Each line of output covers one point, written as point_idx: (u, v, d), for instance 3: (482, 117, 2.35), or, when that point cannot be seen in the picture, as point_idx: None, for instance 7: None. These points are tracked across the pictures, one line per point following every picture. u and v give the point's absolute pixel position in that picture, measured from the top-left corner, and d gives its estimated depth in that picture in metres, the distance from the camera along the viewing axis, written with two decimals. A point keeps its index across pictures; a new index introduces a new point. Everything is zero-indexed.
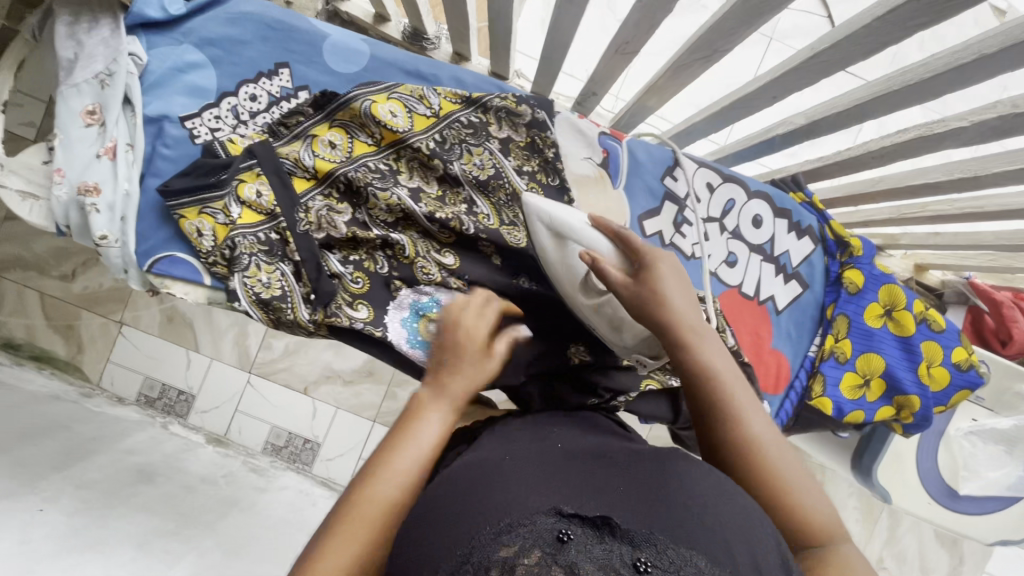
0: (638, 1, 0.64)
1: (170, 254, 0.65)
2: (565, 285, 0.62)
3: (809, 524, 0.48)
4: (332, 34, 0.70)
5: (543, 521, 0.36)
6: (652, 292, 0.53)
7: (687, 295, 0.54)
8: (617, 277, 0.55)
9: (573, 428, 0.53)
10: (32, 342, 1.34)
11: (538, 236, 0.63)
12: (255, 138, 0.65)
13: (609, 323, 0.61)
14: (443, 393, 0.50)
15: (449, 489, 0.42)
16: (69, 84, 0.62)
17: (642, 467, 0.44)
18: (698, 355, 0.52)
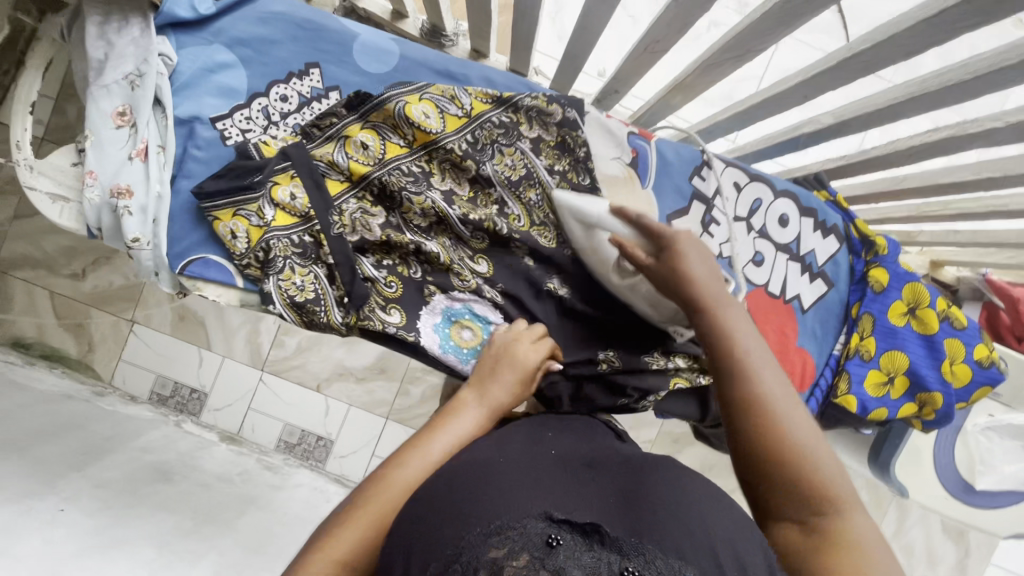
0: (674, 4, 0.64)
1: (203, 256, 0.65)
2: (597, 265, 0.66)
3: (817, 493, 0.46)
4: (362, 33, 0.70)
5: (531, 524, 0.37)
6: (674, 269, 0.56)
7: (711, 272, 0.56)
8: (641, 256, 0.58)
9: (570, 436, 0.56)
10: (42, 341, 1.34)
11: (570, 231, 0.66)
12: (288, 139, 0.65)
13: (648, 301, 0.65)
14: (482, 401, 0.58)
15: (446, 490, 0.44)
16: (99, 85, 0.61)
17: (634, 481, 0.46)
18: (715, 322, 0.53)
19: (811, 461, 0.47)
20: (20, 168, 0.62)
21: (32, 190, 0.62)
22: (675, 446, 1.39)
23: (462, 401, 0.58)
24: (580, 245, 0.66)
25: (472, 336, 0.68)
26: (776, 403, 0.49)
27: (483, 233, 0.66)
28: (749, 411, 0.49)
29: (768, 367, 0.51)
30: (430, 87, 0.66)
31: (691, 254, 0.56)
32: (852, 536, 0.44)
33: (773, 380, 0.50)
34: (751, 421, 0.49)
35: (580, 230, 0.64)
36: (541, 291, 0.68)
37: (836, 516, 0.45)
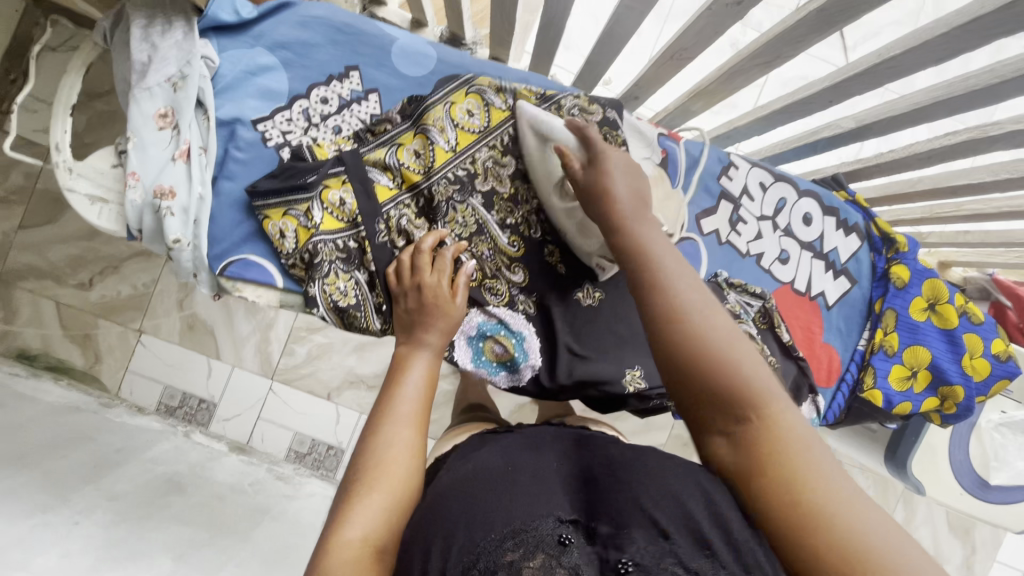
0: (707, 12, 0.67)
1: (244, 257, 0.66)
2: (542, 187, 0.67)
3: (736, 388, 0.43)
4: (400, 38, 0.72)
5: (544, 526, 0.38)
6: (597, 181, 0.55)
7: (632, 189, 0.54)
8: (574, 166, 0.58)
9: (569, 434, 0.57)
10: (47, 352, 1.31)
11: (526, 144, 0.66)
12: (341, 144, 0.68)
13: (579, 228, 0.66)
14: (418, 344, 0.59)
15: (457, 489, 0.45)
16: (142, 87, 0.61)
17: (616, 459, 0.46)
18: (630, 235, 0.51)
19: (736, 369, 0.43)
20: (59, 170, 0.62)
21: (72, 192, 0.63)
22: (687, 448, 1.39)
23: (400, 358, 0.59)
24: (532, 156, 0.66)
25: (506, 351, 0.70)
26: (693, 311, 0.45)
27: (521, 236, 0.70)
28: (669, 322, 0.45)
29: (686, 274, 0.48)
30: (476, 80, 0.70)
31: (615, 171, 0.56)
32: (783, 451, 0.40)
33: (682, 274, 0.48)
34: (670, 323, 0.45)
35: (535, 146, 0.65)
36: (571, 296, 0.72)
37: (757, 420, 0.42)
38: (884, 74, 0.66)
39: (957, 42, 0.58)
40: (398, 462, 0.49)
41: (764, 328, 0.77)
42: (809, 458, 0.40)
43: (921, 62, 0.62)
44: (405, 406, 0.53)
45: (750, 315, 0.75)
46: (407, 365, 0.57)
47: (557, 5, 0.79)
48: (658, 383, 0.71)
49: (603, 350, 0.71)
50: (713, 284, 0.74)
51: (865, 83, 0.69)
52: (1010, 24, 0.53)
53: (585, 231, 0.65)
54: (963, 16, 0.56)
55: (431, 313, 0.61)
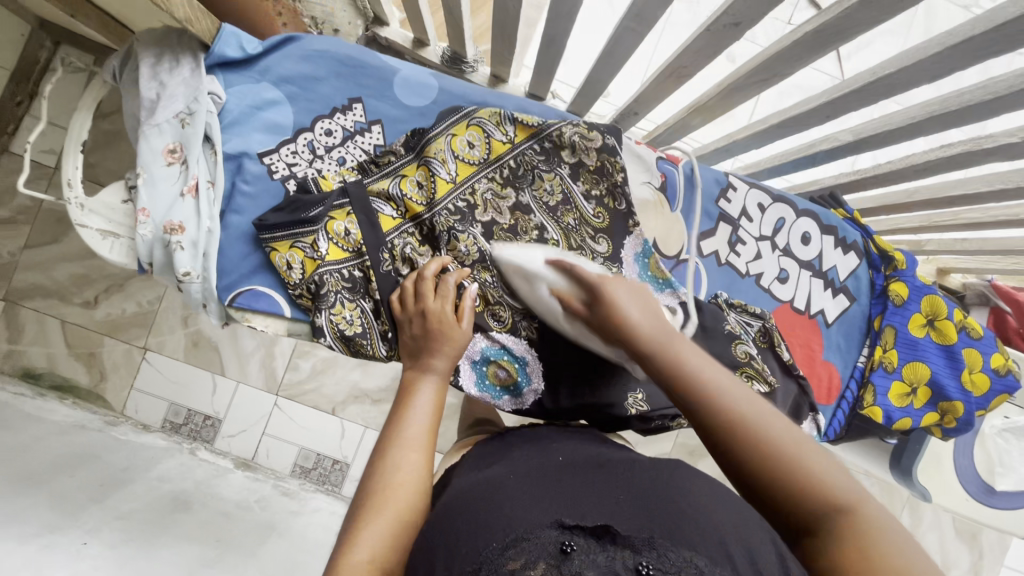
0: (703, 32, 0.68)
1: (252, 288, 0.67)
2: (548, 316, 0.63)
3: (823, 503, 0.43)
4: (401, 69, 0.74)
5: (545, 532, 0.39)
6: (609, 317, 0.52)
7: (650, 312, 0.53)
8: (577, 308, 0.56)
9: (572, 442, 0.59)
10: (53, 371, 1.31)
11: (516, 284, 0.63)
12: (345, 174, 0.69)
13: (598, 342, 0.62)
14: (425, 369, 0.60)
15: (460, 508, 0.47)
16: (151, 124, 0.63)
17: (626, 484, 0.46)
18: (663, 362, 0.49)
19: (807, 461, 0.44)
20: (71, 207, 0.63)
21: (84, 228, 0.64)
22: (691, 458, 1.40)
23: (408, 382, 0.60)
24: (524, 292, 0.63)
25: (509, 375, 0.71)
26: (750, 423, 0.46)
27: None
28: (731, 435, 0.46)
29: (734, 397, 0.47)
30: (476, 112, 0.72)
31: (623, 299, 0.52)
32: (875, 535, 0.41)
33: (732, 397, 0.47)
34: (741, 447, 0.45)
35: (523, 284, 0.62)
36: None
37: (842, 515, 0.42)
38: (879, 92, 0.67)
39: (948, 62, 0.59)
40: (407, 486, 0.50)
41: (764, 347, 0.78)
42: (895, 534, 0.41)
43: (915, 80, 0.63)
44: (411, 432, 0.55)
45: (750, 335, 0.77)
46: (415, 389, 0.58)
47: (557, 24, 0.80)
48: (661, 404, 0.71)
49: (606, 373, 0.71)
50: (713, 305, 0.76)
51: (860, 99, 0.70)
52: (1004, 45, 0.54)
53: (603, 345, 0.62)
54: (956, 36, 0.56)
55: (437, 340, 0.61)
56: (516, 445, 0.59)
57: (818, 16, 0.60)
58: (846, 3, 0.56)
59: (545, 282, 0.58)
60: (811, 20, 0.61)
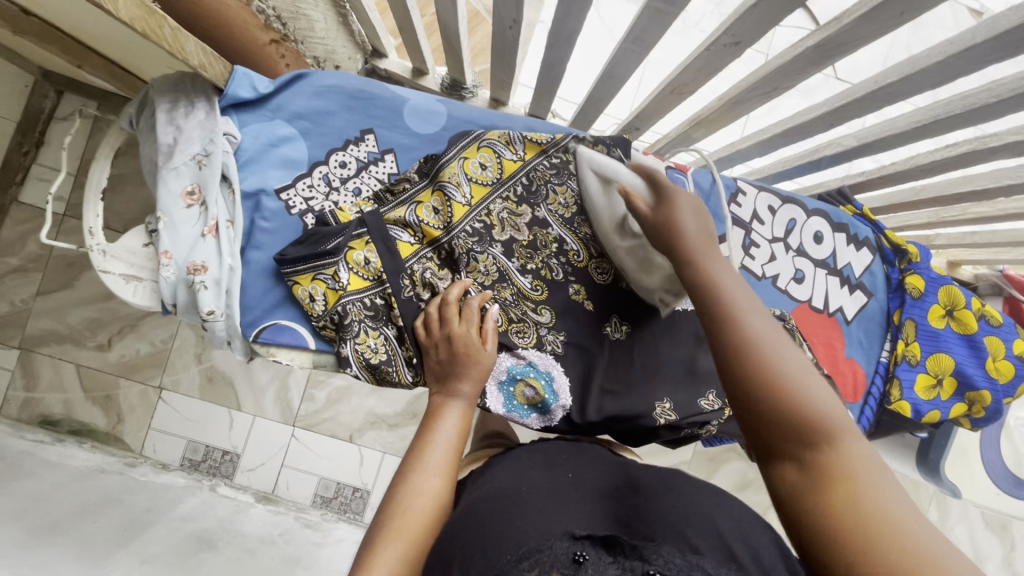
0: (702, 52, 0.70)
1: (275, 322, 0.67)
2: (605, 223, 0.69)
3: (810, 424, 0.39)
4: (410, 98, 0.75)
5: (556, 541, 0.38)
6: (667, 218, 0.50)
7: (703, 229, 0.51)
8: (640, 206, 0.52)
9: (581, 459, 0.58)
10: (70, 416, 1.31)
11: (591, 186, 0.69)
12: (361, 205, 0.70)
13: (640, 261, 0.67)
14: (454, 394, 0.60)
15: (468, 525, 0.45)
16: (169, 167, 0.63)
17: (641, 504, 0.46)
18: (703, 266, 0.47)
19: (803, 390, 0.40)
20: (93, 254, 0.64)
21: (106, 273, 0.64)
22: (712, 465, 1.37)
23: (437, 406, 0.59)
24: (601, 209, 0.69)
25: (537, 394, 0.71)
26: (769, 338, 0.42)
27: (543, 280, 0.74)
28: (740, 348, 0.42)
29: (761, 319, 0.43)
30: (486, 134, 0.74)
31: (686, 208, 0.51)
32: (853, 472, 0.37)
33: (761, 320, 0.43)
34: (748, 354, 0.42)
35: (597, 185, 0.68)
36: (601, 331, 0.74)
37: (832, 447, 0.38)
38: (883, 99, 0.68)
39: (950, 69, 0.59)
40: (425, 504, 0.50)
41: None
42: (881, 478, 0.37)
43: (918, 88, 0.64)
44: (437, 456, 0.54)
45: None
46: (443, 413, 0.58)
47: (558, 51, 0.82)
48: (688, 413, 0.72)
49: (631, 384, 0.73)
50: None
51: (863, 106, 0.71)
52: (1005, 51, 0.55)
53: (646, 267, 0.67)
54: (957, 45, 0.57)
55: (468, 365, 0.61)
56: (524, 457, 0.57)
57: (818, 31, 0.61)
58: (846, 19, 0.57)
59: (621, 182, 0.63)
60: (811, 35, 0.62)
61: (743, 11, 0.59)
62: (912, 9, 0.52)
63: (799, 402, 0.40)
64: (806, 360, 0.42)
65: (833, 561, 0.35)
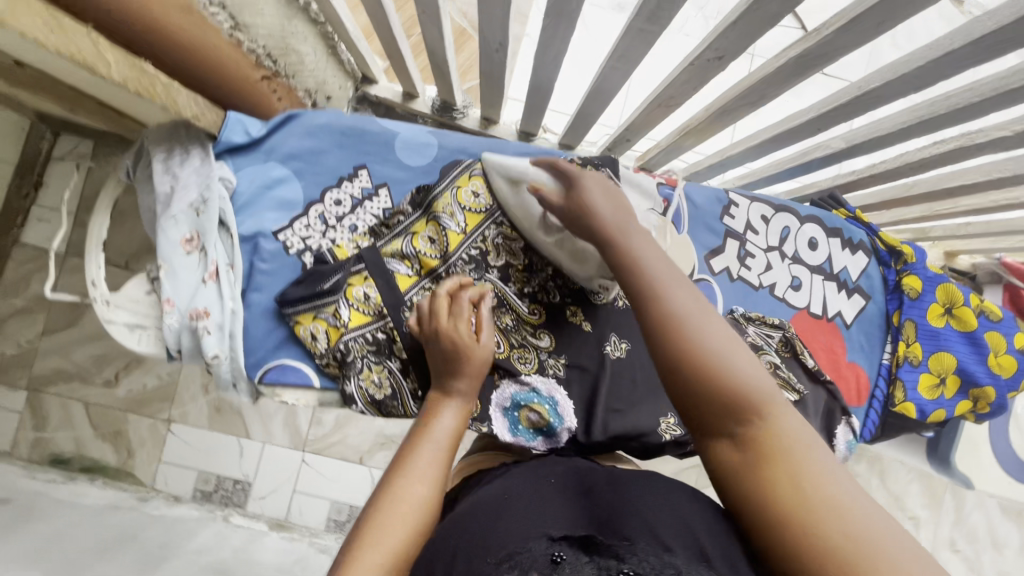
0: (686, 66, 0.70)
1: (280, 362, 0.68)
2: (525, 225, 0.70)
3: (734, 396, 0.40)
4: (401, 131, 0.76)
5: (535, 543, 0.38)
6: (579, 202, 0.55)
7: (616, 206, 0.54)
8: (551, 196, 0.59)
9: (570, 463, 0.57)
10: (81, 454, 1.32)
11: (500, 192, 0.71)
12: (359, 241, 0.71)
13: (571, 254, 0.69)
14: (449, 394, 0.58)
15: (453, 528, 0.45)
16: (167, 216, 0.64)
17: (615, 501, 0.44)
18: (620, 244, 0.50)
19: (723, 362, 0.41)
20: (98, 304, 0.64)
21: (112, 323, 0.65)
22: None
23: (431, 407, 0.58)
24: (511, 206, 0.70)
25: (541, 418, 0.71)
26: (687, 311, 0.43)
27: (540, 303, 0.75)
28: (664, 325, 0.44)
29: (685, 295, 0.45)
30: (477, 163, 0.74)
31: (595, 189, 0.55)
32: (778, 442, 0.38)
33: (682, 294, 0.45)
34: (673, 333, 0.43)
35: (508, 193, 0.69)
36: (602, 350, 0.75)
37: (762, 418, 0.39)
38: (867, 104, 0.68)
39: (931, 75, 0.59)
40: (410, 512, 0.47)
41: (788, 357, 0.79)
42: (810, 446, 0.38)
43: (901, 92, 0.64)
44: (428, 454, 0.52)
45: (773, 347, 0.77)
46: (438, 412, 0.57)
47: (545, 70, 0.83)
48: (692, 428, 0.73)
49: (633, 402, 0.74)
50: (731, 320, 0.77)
51: (849, 111, 0.71)
52: (984, 56, 0.55)
53: (579, 258, 0.69)
54: (937, 50, 0.56)
55: (461, 362, 0.59)
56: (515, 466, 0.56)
57: (799, 43, 0.61)
58: (825, 31, 0.57)
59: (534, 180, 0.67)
60: (792, 47, 0.63)
61: (724, 27, 0.60)
62: (889, 20, 0.53)
63: (716, 374, 0.41)
64: (728, 327, 0.44)
65: (767, 528, 0.37)
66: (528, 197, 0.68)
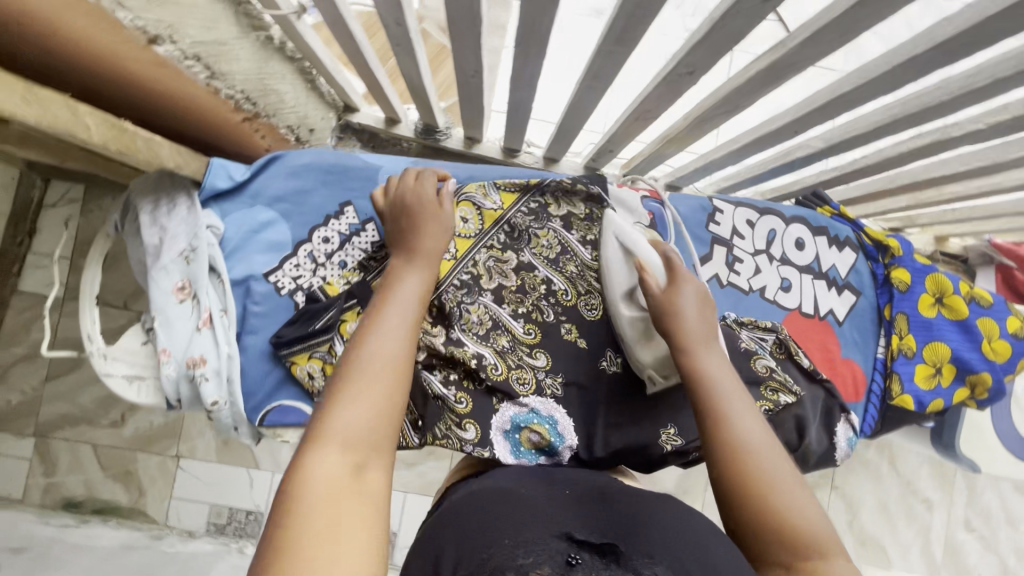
0: (659, 82, 0.71)
1: (278, 403, 0.70)
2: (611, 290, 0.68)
3: (788, 533, 0.48)
4: (383, 165, 0.78)
5: (549, 539, 0.42)
6: (668, 304, 0.59)
7: (704, 323, 0.59)
8: (650, 284, 0.61)
9: (580, 475, 0.60)
10: (92, 496, 1.32)
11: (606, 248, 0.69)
12: (349, 277, 0.72)
13: (642, 332, 0.66)
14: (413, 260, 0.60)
15: (472, 516, 0.47)
16: (158, 267, 0.65)
17: (631, 516, 0.47)
18: (704, 369, 0.56)
19: (779, 499, 0.49)
20: (95, 359, 0.66)
21: (110, 377, 0.66)
22: None
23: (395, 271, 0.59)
24: (609, 273, 0.68)
25: (542, 438, 0.70)
26: (755, 447, 0.52)
27: (535, 323, 0.75)
28: (733, 454, 0.52)
29: (759, 434, 0.53)
30: (465, 189, 0.80)
31: (688, 296, 0.60)
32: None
33: (753, 429, 0.53)
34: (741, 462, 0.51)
35: (616, 253, 0.68)
36: (598, 366, 0.75)
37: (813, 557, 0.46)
38: (840, 106, 0.69)
39: (899, 78, 0.60)
40: (384, 367, 0.49)
41: (784, 358, 0.79)
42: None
43: (871, 94, 0.65)
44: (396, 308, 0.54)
45: (767, 350, 0.77)
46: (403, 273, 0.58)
47: (523, 91, 0.84)
48: (692, 437, 0.73)
49: (634, 415, 0.74)
50: (724, 327, 0.77)
51: (824, 114, 0.72)
52: (944, 59, 0.56)
53: (649, 336, 0.66)
54: (901, 55, 0.57)
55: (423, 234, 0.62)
56: (526, 475, 0.59)
57: (767, 55, 0.62)
58: (792, 43, 0.58)
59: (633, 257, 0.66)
60: (761, 58, 0.63)
61: (693, 45, 0.60)
62: (851, 31, 0.54)
63: (776, 513, 0.49)
64: (792, 470, 0.52)
65: None
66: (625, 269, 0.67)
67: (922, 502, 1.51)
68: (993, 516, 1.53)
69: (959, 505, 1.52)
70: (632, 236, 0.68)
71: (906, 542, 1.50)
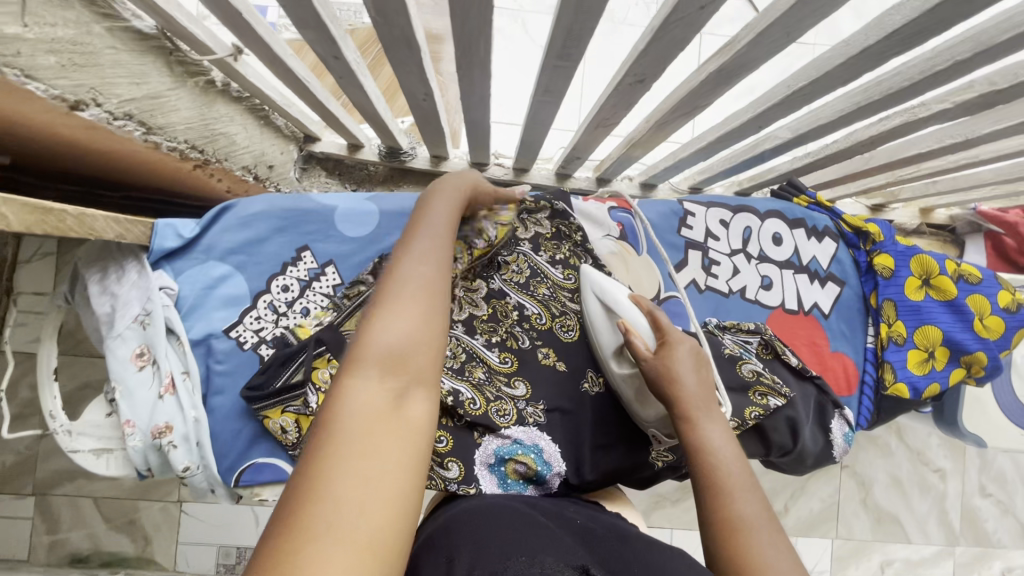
0: (612, 92, 0.69)
1: (253, 462, 0.69)
2: (601, 348, 0.66)
3: None
4: (338, 205, 0.77)
5: (566, 569, 0.39)
6: (665, 369, 0.56)
7: (702, 383, 0.55)
8: (641, 346, 0.58)
9: (592, 511, 0.58)
10: (98, 549, 1.28)
11: (589, 307, 0.68)
12: (320, 318, 0.69)
13: (636, 395, 0.64)
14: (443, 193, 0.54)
15: (489, 521, 0.45)
16: (113, 335, 0.62)
17: (639, 563, 0.43)
18: (700, 437, 0.52)
19: None
20: (59, 436, 0.63)
21: (76, 452, 0.64)
22: None
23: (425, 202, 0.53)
24: (593, 328, 0.67)
25: (528, 468, 0.64)
26: (749, 523, 0.46)
27: (510, 350, 0.71)
28: (722, 526, 0.47)
29: (758, 510, 0.48)
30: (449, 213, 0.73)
31: (684, 359, 0.56)
32: None
33: (751, 503, 0.48)
34: (732, 536, 0.46)
35: (601, 314, 0.66)
36: (578, 387, 0.72)
37: None
38: (799, 100, 0.66)
39: (856, 68, 0.58)
40: (427, 283, 0.42)
41: (770, 358, 0.78)
42: None
43: (830, 86, 0.62)
44: (432, 229, 0.48)
45: (752, 353, 0.76)
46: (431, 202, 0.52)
47: (477, 110, 0.81)
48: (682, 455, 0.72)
49: (621, 435, 0.71)
50: (707, 333, 0.75)
51: (785, 107, 0.69)
52: (896, 48, 0.53)
53: (644, 396, 0.63)
54: (854, 46, 0.54)
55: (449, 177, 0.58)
56: (533, 499, 0.56)
57: (717, 56, 0.59)
58: (739, 43, 0.55)
59: (619, 316, 0.64)
60: (712, 59, 0.60)
61: (638, 55, 0.58)
62: (797, 29, 0.51)
63: None
64: (794, 558, 0.45)
65: None
66: (613, 328, 0.65)
67: (934, 472, 1.49)
68: (1007, 479, 1.51)
69: (972, 472, 1.51)
70: (613, 289, 0.67)
71: (922, 514, 1.48)
